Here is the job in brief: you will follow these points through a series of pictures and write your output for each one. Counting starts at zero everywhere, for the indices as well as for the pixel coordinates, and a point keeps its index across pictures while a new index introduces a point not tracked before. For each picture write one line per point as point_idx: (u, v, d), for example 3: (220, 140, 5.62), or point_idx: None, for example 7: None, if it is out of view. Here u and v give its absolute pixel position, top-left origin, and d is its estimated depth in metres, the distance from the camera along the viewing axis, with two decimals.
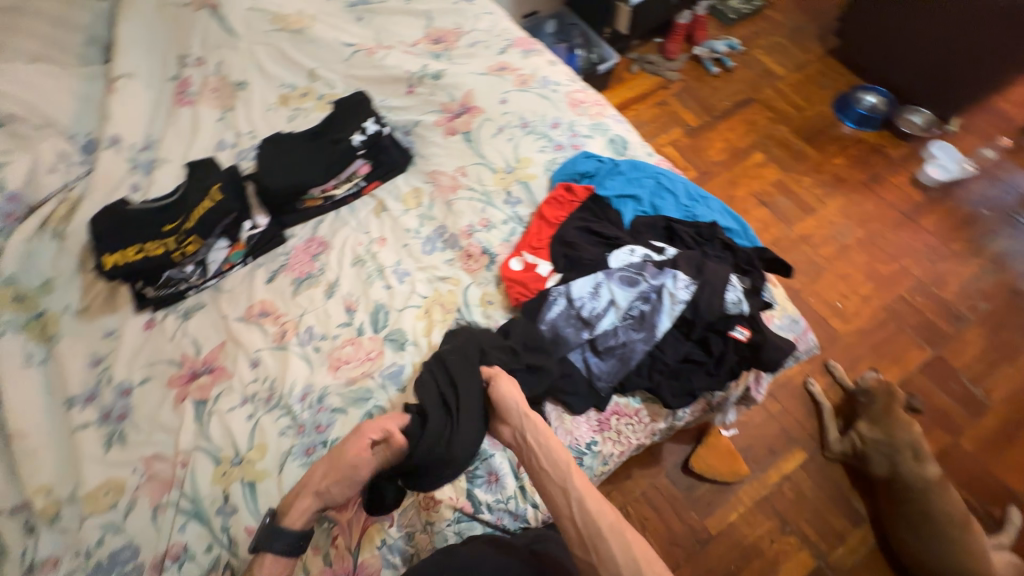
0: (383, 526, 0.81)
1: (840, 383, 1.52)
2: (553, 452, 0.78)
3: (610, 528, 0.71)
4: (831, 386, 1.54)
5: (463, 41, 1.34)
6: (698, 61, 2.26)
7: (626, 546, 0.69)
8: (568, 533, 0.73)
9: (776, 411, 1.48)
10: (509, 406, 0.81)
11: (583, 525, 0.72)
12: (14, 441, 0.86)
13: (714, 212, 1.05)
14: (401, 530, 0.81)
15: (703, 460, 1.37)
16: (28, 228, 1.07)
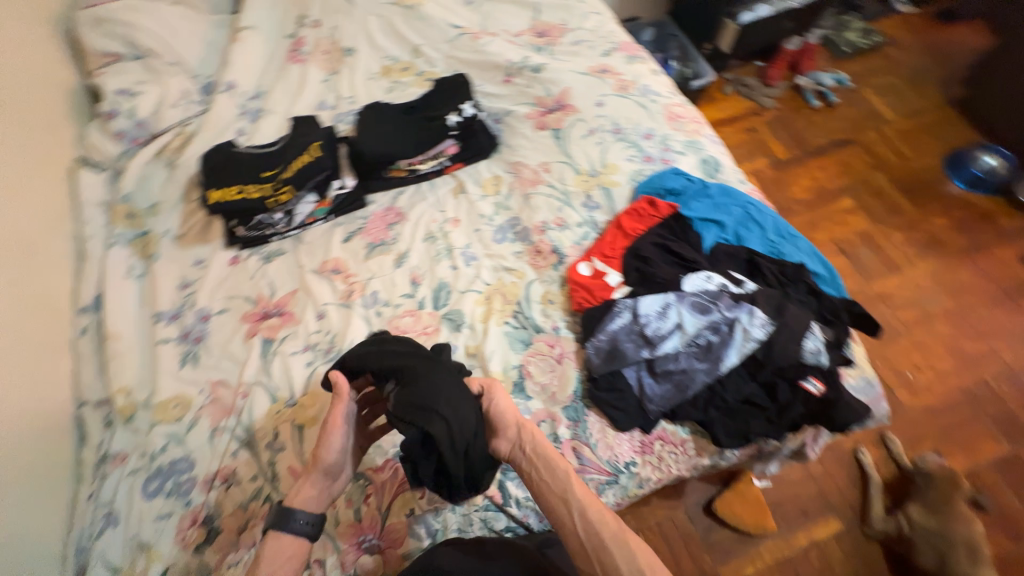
0: (413, 496, 0.83)
1: (895, 459, 1.40)
2: (553, 465, 0.75)
3: (616, 541, 0.70)
4: (885, 460, 1.41)
5: (567, 38, 1.34)
6: (799, 91, 2.13)
7: (632, 558, 0.68)
8: (572, 546, 0.72)
9: (817, 473, 1.39)
10: (506, 419, 0.78)
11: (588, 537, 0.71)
12: (109, 342, 0.96)
13: (802, 254, 0.99)
14: (430, 505, 0.83)
15: (728, 505, 1.31)
16: (148, 154, 1.18)
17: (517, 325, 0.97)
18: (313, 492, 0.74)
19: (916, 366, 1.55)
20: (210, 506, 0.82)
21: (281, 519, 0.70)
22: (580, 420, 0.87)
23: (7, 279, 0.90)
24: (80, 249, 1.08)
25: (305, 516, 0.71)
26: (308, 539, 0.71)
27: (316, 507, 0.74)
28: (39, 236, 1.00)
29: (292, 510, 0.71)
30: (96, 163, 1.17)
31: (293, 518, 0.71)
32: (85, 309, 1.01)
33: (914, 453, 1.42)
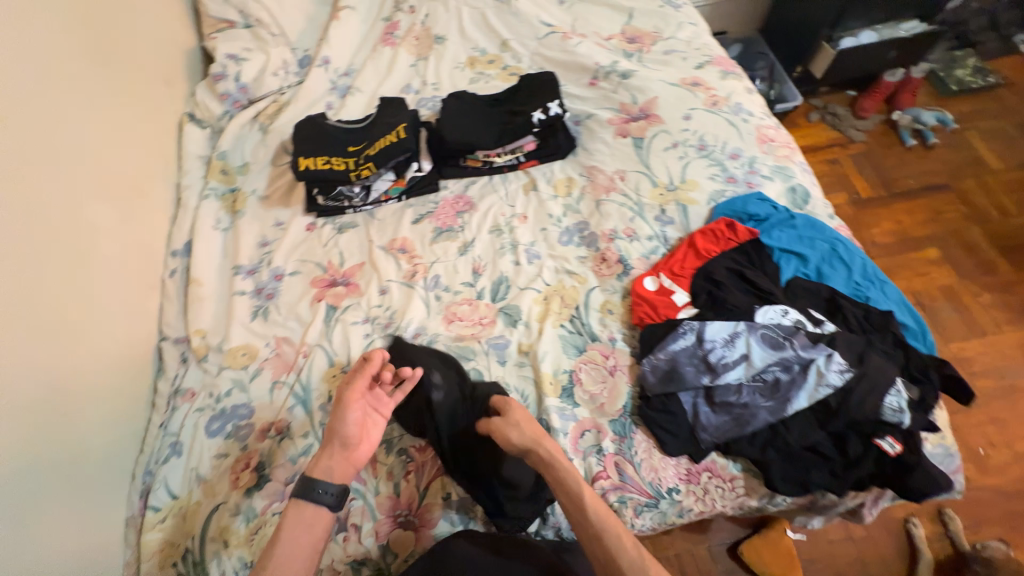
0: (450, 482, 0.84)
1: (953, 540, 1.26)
2: (566, 483, 0.74)
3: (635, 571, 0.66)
4: (942, 540, 1.27)
5: (659, 46, 1.30)
6: (893, 127, 1.97)
7: None
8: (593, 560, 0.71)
9: (859, 536, 1.29)
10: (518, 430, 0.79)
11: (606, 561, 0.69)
12: (193, 287, 1.04)
13: (891, 302, 0.92)
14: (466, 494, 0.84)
15: (755, 550, 1.23)
16: (245, 117, 1.26)
17: (572, 330, 0.96)
18: (332, 465, 0.75)
19: (989, 442, 1.40)
20: (263, 453, 0.86)
21: (306, 490, 0.71)
22: (627, 436, 0.85)
23: (115, 217, 0.99)
24: (178, 197, 1.17)
25: (330, 487, 0.72)
26: (330, 510, 0.72)
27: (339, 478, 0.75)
28: (145, 181, 1.09)
29: (315, 482, 0.72)
30: (200, 120, 1.26)
31: (317, 489, 0.72)
32: (176, 253, 1.10)
33: (975, 536, 1.28)
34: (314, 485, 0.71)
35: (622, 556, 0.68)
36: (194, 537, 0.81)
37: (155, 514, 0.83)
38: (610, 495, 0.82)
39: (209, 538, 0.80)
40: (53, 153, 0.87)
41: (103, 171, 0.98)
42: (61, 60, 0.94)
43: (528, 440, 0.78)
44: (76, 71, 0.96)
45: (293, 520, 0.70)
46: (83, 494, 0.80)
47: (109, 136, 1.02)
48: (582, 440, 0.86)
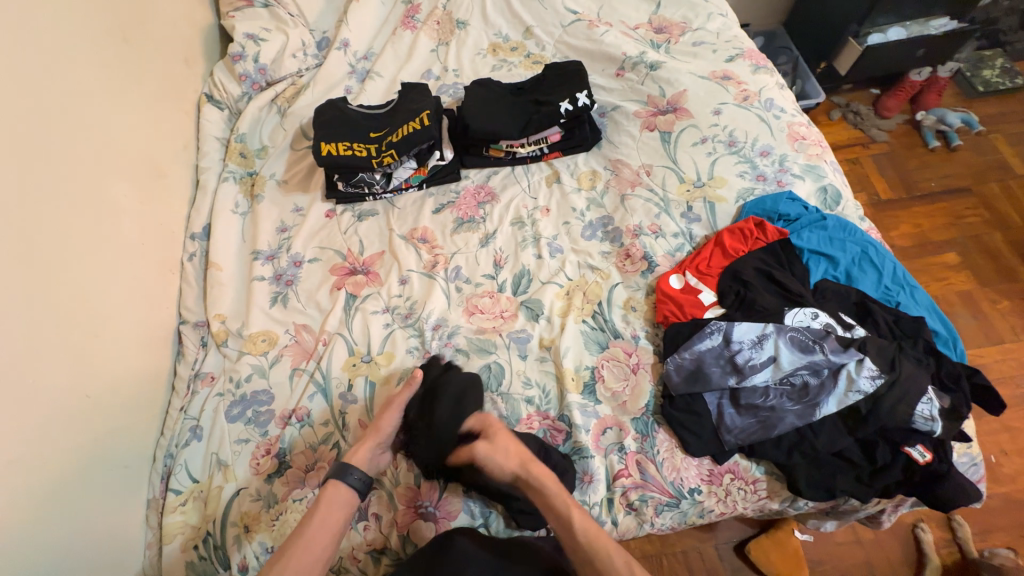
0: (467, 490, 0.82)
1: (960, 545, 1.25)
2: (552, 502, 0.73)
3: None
4: (948, 545, 1.27)
5: (688, 36, 1.26)
6: (916, 128, 1.92)
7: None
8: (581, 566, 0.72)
9: (866, 538, 1.28)
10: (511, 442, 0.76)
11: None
12: (212, 271, 1.04)
13: (921, 307, 0.90)
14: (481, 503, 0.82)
15: (762, 549, 1.21)
16: (264, 99, 1.24)
17: (595, 326, 0.95)
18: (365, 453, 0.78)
19: (1001, 450, 1.38)
20: (284, 440, 0.86)
21: (339, 473, 0.75)
22: (649, 434, 0.85)
23: (134, 199, 0.97)
24: (197, 179, 1.15)
25: (360, 473, 0.76)
26: (358, 494, 0.75)
27: (369, 469, 0.78)
28: (163, 162, 1.07)
29: (348, 466, 0.76)
30: (218, 100, 1.24)
31: (348, 474, 0.75)
32: (195, 236, 1.08)
33: (982, 543, 1.27)
34: (346, 470, 0.75)
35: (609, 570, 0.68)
36: (214, 522, 0.81)
37: (177, 496, 0.84)
38: (631, 493, 0.82)
39: (231, 522, 0.80)
40: (69, 133, 0.86)
41: (121, 151, 0.97)
42: (78, 37, 0.92)
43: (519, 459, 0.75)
44: (92, 47, 0.94)
45: (327, 500, 0.74)
46: (106, 475, 0.80)
47: (128, 115, 1.00)
48: (604, 438, 0.85)
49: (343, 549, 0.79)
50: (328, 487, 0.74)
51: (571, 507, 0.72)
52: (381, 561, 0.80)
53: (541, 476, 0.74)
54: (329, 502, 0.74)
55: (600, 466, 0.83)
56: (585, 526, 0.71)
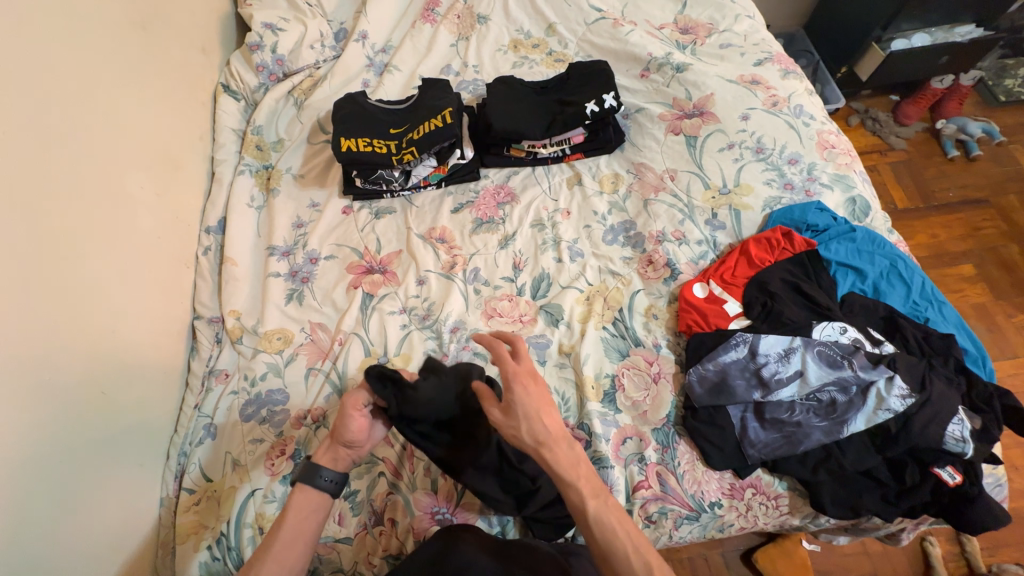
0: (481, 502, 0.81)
1: (968, 559, 1.16)
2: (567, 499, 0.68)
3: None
4: (956, 557, 1.18)
5: (714, 38, 1.23)
6: (935, 136, 1.88)
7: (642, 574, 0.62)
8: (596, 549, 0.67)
9: (875, 548, 1.19)
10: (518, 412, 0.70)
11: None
12: (227, 266, 1.02)
13: (949, 324, 0.88)
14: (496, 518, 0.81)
15: (769, 558, 1.15)
16: (281, 91, 1.22)
17: (615, 333, 0.93)
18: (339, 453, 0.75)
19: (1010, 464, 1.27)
20: (299, 441, 0.85)
21: (309, 475, 0.72)
22: (670, 446, 0.83)
23: (150, 191, 0.96)
24: (212, 171, 1.13)
25: (330, 474, 0.73)
26: (331, 494, 0.73)
27: (342, 467, 0.75)
28: (179, 153, 1.05)
29: (317, 468, 0.73)
30: (234, 91, 1.22)
31: (317, 475, 0.72)
32: (210, 230, 1.06)
33: (989, 558, 1.17)
34: (315, 471, 0.72)
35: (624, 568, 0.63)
36: (227, 523, 0.79)
37: (190, 496, 0.83)
38: (650, 505, 0.80)
39: (244, 523, 0.79)
40: (85, 123, 0.84)
41: (138, 142, 0.95)
42: (97, 24, 0.90)
43: (550, 433, 0.70)
44: (109, 33, 0.92)
45: (297, 504, 0.71)
46: (122, 471, 0.79)
47: (144, 105, 0.98)
48: (624, 448, 0.84)
49: (358, 554, 0.79)
50: (297, 491, 0.72)
51: (586, 498, 0.67)
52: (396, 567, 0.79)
53: (559, 463, 0.69)
54: (300, 506, 0.71)
55: (619, 477, 0.81)
56: (600, 516, 0.67)
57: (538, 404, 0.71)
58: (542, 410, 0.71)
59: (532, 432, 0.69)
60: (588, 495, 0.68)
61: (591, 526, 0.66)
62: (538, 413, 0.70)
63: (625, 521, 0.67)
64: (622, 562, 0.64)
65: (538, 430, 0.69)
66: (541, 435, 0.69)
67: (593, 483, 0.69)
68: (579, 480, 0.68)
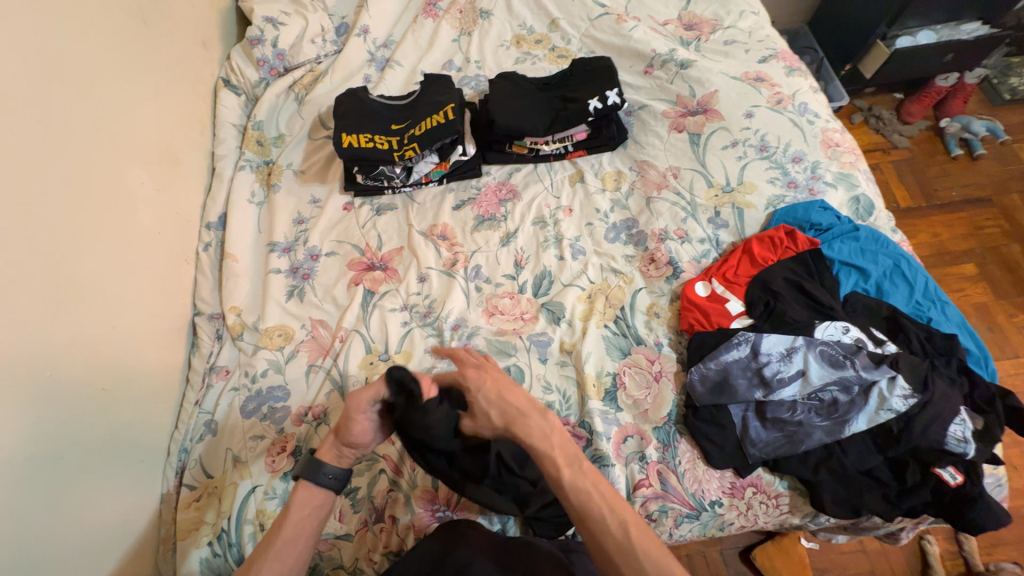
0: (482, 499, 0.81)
1: (964, 557, 1.16)
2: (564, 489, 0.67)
3: (622, 556, 0.62)
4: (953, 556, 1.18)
5: (719, 35, 1.22)
6: (939, 134, 1.87)
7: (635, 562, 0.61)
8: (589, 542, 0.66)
9: (872, 546, 1.20)
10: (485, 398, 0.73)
11: (595, 543, 0.65)
12: (227, 262, 1.02)
13: (952, 324, 0.88)
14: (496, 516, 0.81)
15: (767, 556, 1.15)
16: (282, 86, 1.21)
17: (617, 331, 0.93)
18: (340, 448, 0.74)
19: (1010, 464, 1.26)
20: (300, 438, 0.85)
21: (311, 472, 0.72)
22: (671, 445, 0.83)
23: (150, 186, 0.95)
24: (213, 166, 1.13)
25: (332, 470, 0.73)
26: (334, 490, 0.73)
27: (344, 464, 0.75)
28: (179, 148, 1.05)
29: (319, 464, 0.73)
30: (235, 85, 1.21)
31: (319, 472, 0.72)
32: (210, 226, 1.06)
33: (987, 557, 1.17)
34: (318, 468, 0.72)
35: (608, 536, 0.64)
36: (228, 519, 0.79)
37: (190, 492, 0.83)
38: (651, 503, 0.80)
39: (245, 519, 0.79)
40: (84, 118, 0.83)
41: (137, 136, 0.94)
42: (96, 17, 0.89)
43: (517, 410, 0.72)
44: (109, 27, 0.91)
45: (300, 500, 0.71)
46: (122, 467, 0.79)
47: (143, 99, 0.97)
48: (625, 446, 0.84)
49: (358, 551, 0.79)
50: (300, 488, 0.72)
51: (560, 466, 0.68)
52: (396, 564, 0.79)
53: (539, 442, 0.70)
54: (302, 502, 0.71)
55: (620, 475, 0.81)
56: (576, 482, 0.67)
57: (496, 384, 0.74)
58: (502, 391, 0.74)
59: (500, 410, 0.72)
60: (561, 464, 0.69)
61: (571, 492, 0.67)
62: (499, 394, 0.73)
63: (600, 485, 0.68)
64: (605, 531, 0.64)
65: (507, 409, 0.72)
66: (509, 412, 0.72)
67: (567, 452, 0.70)
68: (552, 449, 0.69)
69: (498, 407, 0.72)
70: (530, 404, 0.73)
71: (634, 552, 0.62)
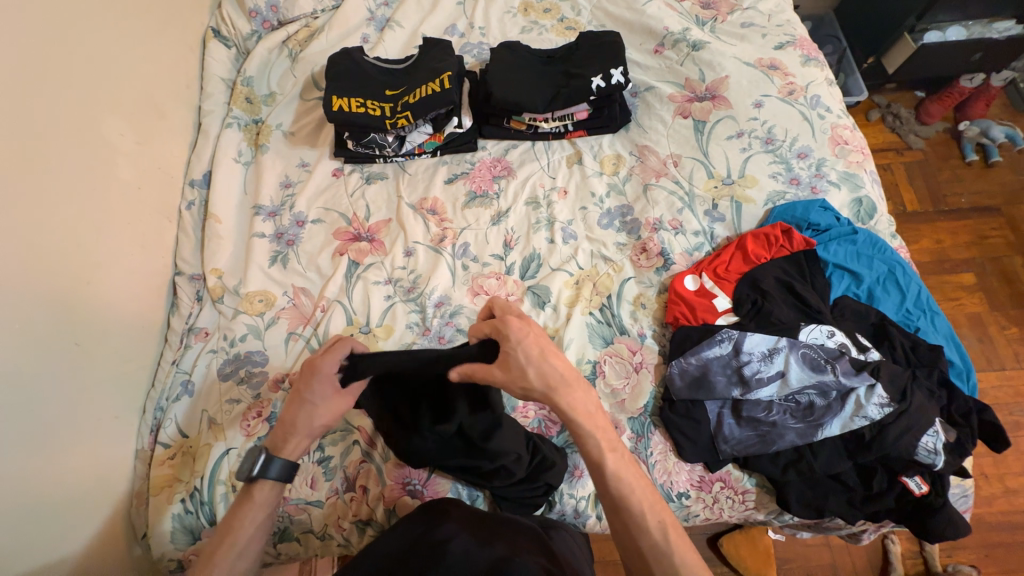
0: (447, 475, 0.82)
1: (924, 557, 1.18)
2: (586, 450, 0.68)
3: (656, 556, 0.62)
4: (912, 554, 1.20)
5: (737, 15, 1.15)
6: (956, 138, 1.80)
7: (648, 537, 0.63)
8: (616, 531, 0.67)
9: (837, 541, 1.21)
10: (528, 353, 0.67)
11: (626, 537, 0.65)
12: (210, 222, 0.99)
13: (940, 335, 0.87)
14: (463, 490, 0.82)
15: (734, 545, 1.16)
16: (275, 41, 1.16)
17: (601, 319, 0.92)
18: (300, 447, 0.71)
19: (980, 473, 1.27)
20: (275, 404, 0.85)
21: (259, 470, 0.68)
22: (644, 435, 0.83)
23: (131, 138, 0.92)
24: (199, 122, 1.08)
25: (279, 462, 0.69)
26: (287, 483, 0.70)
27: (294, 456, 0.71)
28: (164, 100, 1.01)
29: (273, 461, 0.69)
30: (225, 37, 1.15)
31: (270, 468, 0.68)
32: (195, 183, 1.03)
33: (947, 559, 1.18)
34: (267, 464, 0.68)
35: (644, 531, 0.64)
36: (201, 478, 0.80)
37: (165, 450, 0.83)
38: None
39: (218, 480, 0.80)
40: (56, 60, 0.79)
41: (118, 85, 0.90)
42: None
43: (558, 377, 0.68)
44: None
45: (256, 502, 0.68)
46: (96, 422, 0.78)
47: (124, 47, 0.93)
48: None
49: (328, 518, 0.80)
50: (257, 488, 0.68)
51: (605, 451, 0.67)
52: (364, 532, 0.81)
53: (573, 408, 0.68)
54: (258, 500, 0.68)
55: None
56: (618, 469, 0.67)
57: (540, 345, 0.68)
58: (547, 350, 0.69)
59: (542, 376, 0.67)
60: (606, 448, 0.67)
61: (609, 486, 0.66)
62: (542, 353, 0.68)
63: (638, 477, 0.67)
64: (640, 526, 0.64)
65: (547, 371, 0.67)
66: (551, 377, 0.67)
67: (610, 437, 0.69)
68: (597, 432, 0.68)
69: (536, 366, 0.67)
70: (574, 372, 0.70)
71: (670, 554, 0.62)
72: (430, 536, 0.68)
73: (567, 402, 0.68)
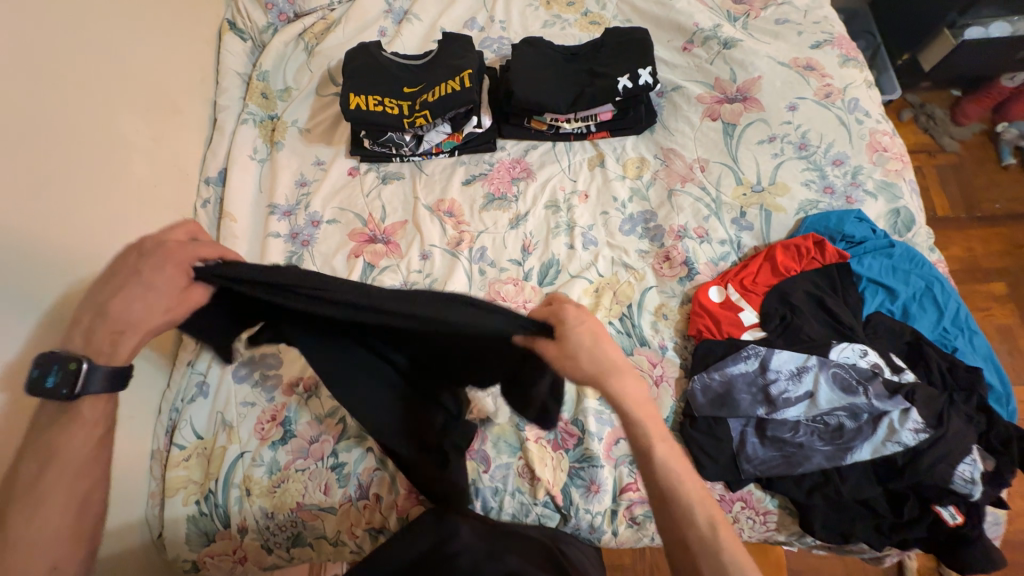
0: (477, 469, 0.81)
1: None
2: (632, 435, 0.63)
3: (706, 554, 0.58)
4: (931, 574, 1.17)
5: (770, 11, 1.10)
6: (993, 140, 1.72)
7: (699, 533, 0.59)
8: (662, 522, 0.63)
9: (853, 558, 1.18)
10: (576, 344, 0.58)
11: (673, 531, 0.61)
12: (226, 221, 0.98)
13: (978, 356, 0.83)
14: (491, 483, 0.81)
15: None
16: (291, 34, 1.13)
17: (621, 330, 0.89)
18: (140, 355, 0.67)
19: None
20: (290, 408, 0.85)
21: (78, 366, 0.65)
22: None
23: (147, 134, 0.90)
24: (214, 117, 1.06)
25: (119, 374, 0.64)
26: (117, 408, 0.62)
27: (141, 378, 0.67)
28: (179, 96, 0.99)
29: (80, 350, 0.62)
30: (241, 29, 1.13)
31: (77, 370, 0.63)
32: (210, 181, 1.01)
33: None
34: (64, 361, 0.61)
35: (691, 523, 0.60)
36: (216, 480, 0.80)
37: (180, 452, 0.83)
38: (636, 507, 0.81)
39: (232, 484, 0.80)
40: (71, 55, 0.78)
41: (133, 82, 0.89)
42: None
43: (602, 367, 0.60)
44: None
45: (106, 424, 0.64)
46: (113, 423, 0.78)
47: (140, 42, 0.92)
48: (616, 448, 0.83)
49: (341, 524, 0.80)
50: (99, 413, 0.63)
51: (653, 440, 0.62)
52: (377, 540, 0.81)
53: (622, 394, 0.62)
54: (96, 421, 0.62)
55: (608, 477, 0.81)
56: (666, 459, 0.62)
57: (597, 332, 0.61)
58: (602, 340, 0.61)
59: (592, 363, 0.59)
60: (655, 438, 0.63)
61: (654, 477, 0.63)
62: (595, 344, 0.60)
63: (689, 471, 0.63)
64: (689, 520, 0.60)
65: (599, 359, 0.60)
66: (603, 362, 0.60)
67: (659, 426, 0.64)
68: (646, 420, 0.63)
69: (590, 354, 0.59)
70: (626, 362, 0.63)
71: (720, 551, 0.58)
72: (445, 553, 0.67)
73: (618, 388, 0.61)
